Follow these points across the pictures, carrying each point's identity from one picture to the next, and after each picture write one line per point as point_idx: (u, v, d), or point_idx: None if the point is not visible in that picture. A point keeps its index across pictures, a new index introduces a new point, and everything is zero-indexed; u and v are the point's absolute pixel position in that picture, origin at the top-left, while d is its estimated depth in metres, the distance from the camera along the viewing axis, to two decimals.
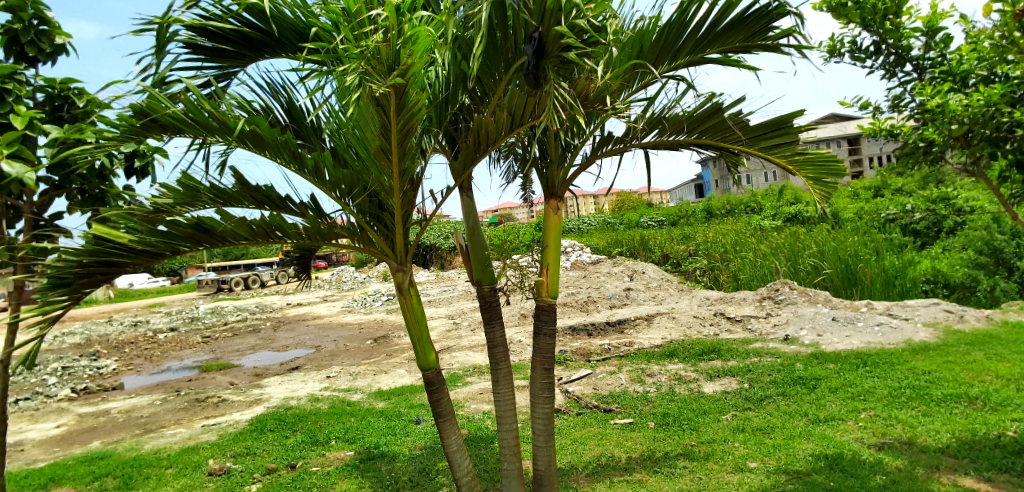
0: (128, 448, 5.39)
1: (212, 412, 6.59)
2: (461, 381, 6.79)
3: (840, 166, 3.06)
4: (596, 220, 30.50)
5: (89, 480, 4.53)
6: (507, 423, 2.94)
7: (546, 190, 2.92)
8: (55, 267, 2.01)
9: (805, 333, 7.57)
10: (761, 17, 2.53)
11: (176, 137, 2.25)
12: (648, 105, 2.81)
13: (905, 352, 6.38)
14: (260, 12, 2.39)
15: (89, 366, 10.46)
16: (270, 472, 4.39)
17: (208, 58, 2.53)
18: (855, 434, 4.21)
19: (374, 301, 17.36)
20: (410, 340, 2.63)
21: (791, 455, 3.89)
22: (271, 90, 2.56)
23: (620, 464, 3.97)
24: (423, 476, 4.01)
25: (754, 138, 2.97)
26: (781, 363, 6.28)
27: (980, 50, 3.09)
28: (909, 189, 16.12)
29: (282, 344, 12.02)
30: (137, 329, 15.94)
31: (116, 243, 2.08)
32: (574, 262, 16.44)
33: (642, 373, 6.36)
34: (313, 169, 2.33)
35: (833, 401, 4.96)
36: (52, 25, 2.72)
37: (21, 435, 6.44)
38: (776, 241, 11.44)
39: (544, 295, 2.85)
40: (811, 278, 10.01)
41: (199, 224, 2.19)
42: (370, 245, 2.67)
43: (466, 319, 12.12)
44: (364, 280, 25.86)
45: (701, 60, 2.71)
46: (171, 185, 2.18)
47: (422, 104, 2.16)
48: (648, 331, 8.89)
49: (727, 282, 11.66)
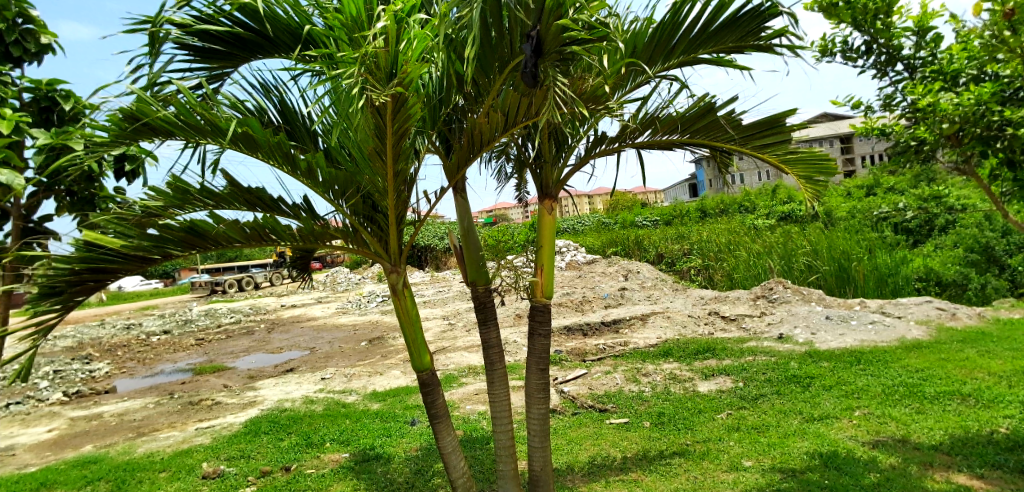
0: (121, 452, 5.35)
1: (206, 415, 6.56)
2: (456, 382, 6.79)
3: (831, 165, 3.09)
4: (590, 221, 30.50)
5: (81, 485, 4.49)
6: (502, 424, 2.94)
7: (540, 190, 2.92)
8: (46, 276, 1.99)
9: (798, 332, 7.60)
10: (754, 17, 2.53)
11: (168, 139, 2.23)
12: (642, 105, 2.82)
13: (899, 349, 6.42)
14: (253, 12, 2.37)
15: (81, 369, 10.41)
16: (265, 475, 4.37)
17: (200, 59, 2.52)
18: (850, 432, 4.23)
19: (369, 303, 17.30)
20: (404, 340, 2.62)
21: (786, 453, 3.91)
22: (264, 90, 2.55)
23: (616, 463, 3.97)
24: (418, 477, 4.00)
25: (747, 137, 2.98)
26: (776, 362, 6.31)
27: (970, 50, 3.12)
28: (902, 187, 16.21)
29: (277, 346, 11.97)
30: (129, 332, 15.82)
31: (108, 249, 2.07)
32: (569, 263, 16.45)
33: (637, 373, 6.37)
34: (307, 171, 2.32)
35: (828, 399, 4.99)
36: (37, 24, 2.70)
37: (11, 440, 6.38)
38: (770, 240, 11.50)
39: (539, 295, 2.84)
40: (805, 276, 10.06)
41: (192, 228, 2.19)
42: (363, 246, 2.66)
43: (462, 319, 12.10)
44: (359, 281, 25.80)
45: (694, 60, 2.71)
46: (162, 188, 2.17)
47: (418, 108, 2.16)
48: (643, 330, 8.90)
49: (722, 281, 11.82)
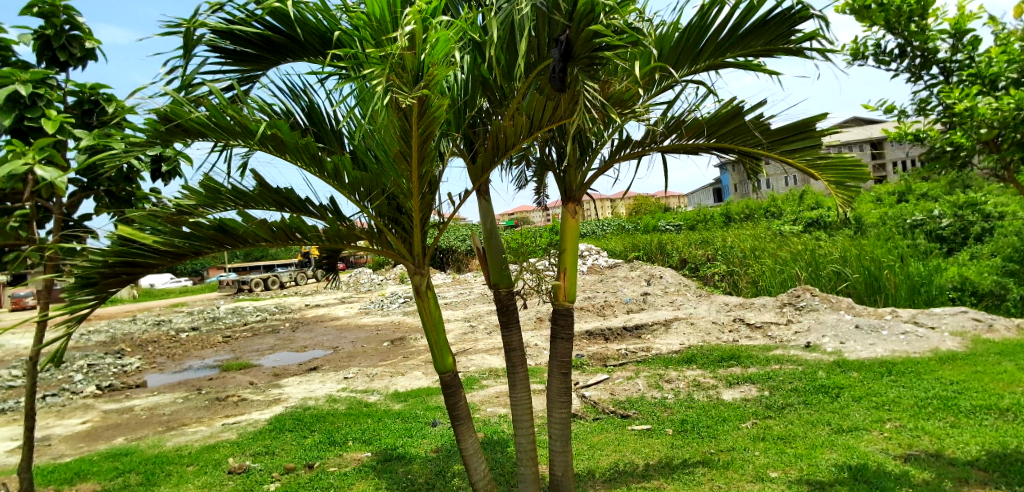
0: (151, 445, 5.47)
1: (232, 411, 6.67)
2: (477, 384, 6.81)
3: (863, 170, 3.00)
4: (612, 225, 30.48)
5: (113, 476, 4.61)
6: (523, 427, 2.92)
7: (564, 193, 2.91)
8: (82, 267, 2.06)
9: (827, 340, 7.44)
10: (784, 20, 2.49)
11: (200, 140, 2.29)
12: (668, 109, 2.80)
13: (932, 360, 6.24)
14: (283, 16, 2.42)
15: (114, 363, 10.72)
16: (289, 471, 4.42)
17: (232, 61, 2.58)
18: (880, 445, 4.12)
19: (391, 303, 17.49)
20: (427, 341, 2.63)
21: (814, 465, 3.82)
22: (292, 93, 2.60)
23: (638, 471, 3.93)
24: (439, 478, 4.00)
25: (775, 142, 2.94)
26: (802, 371, 6.18)
27: (1010, 53, 3.02)
28: (935, 195, 15.83)
29: (301, 344, 12.14)
30: (160, 328, 16.25)
31: (141, 244, 2.12)
32: (591, 266, 16.42)
33: (660, 379, 6.30)
34: (334, 173, 2.34)
35: (858, 411, 4.86)
36: (84, 31, 2.80)
37: (48, 431, 6.60)
38: (796, 246, 11.32)
39: (562, 299, 2.82)
40: (833, 284, 9.85)
41: (221, 227, 2.23)
42: (388, 247, 2.68)
43: (483, 322, 12.11)
44: (381, 282, 26.07)
45: (721, 64, 2.67)
46: (193, 187, 2.21)
47: (444, 111, 2.17)
48: (666, 336, 8.80)
49: (746, 287, 11.60)
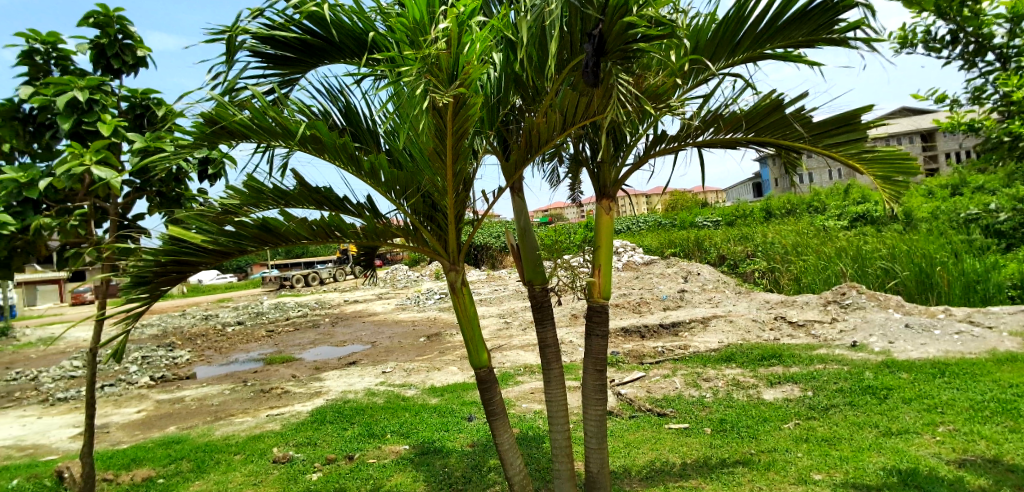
0: (200, 434, 5.71)
1: (276, 403, 6.89)
2: (512, 380, 6.84)
3: (912, 164, 2.87)
4: (648, 221, 30.08)
5: (166, 462, 4.83)
6: (559, 424, 2.92)
7: (598, 190, 2.89)
8: (136, 267, 2.17)
9: (874, 340, 7.18)
10: (827, 10, 2.41)
11: (243, 142, 2.37)
12: (704, 103, 2.75)
13: (989, 361, 5.94)
14: (321, 19, 2.48)
15: (166, 356, 11.22)
16: (330, 462, 4.55)
17: (273, 65, 2.67)
18: (932, 449, 3.95)
19: (428, 300, 17.71)
20: (462, 337, 2.66)
21: (860, 469, 3.69)
22: (329, 95, 2.66)
23: (676, 470, 3.88)
24: (476, 472, 4.05)
25: (818, 135, 2.85)
26: (848, 371, 5.98)
27: None
28: (993, 187, 15.03)
29: (340, 339, 12.43)
30: (208, 322, 16.90)
31: (190, 243, 2.21)
32: (627, 263, 16.25)
33: (698, 378, 6.20)
34: (371, 171, 2.39)
35: (908, 413, 4.67)
36: (135, 39, 2.95)
37: (106, 419, 6.96)
38: (842, 242, 10.94)
39: (597, 295, 2.80)
40: (881, 281, 9.48)
41: (264, 225, 2.30)
42: (424, 244, 2.72)
43: (518, 318, 12.14)
44: (418, 278, 26.43)
45: (760, 56, 2.60)
46: (238, 187, 2.30)
47: (478, 109, 2.19)
48: (704, 334, 8.66)
49: (788, 285, 11.28)
